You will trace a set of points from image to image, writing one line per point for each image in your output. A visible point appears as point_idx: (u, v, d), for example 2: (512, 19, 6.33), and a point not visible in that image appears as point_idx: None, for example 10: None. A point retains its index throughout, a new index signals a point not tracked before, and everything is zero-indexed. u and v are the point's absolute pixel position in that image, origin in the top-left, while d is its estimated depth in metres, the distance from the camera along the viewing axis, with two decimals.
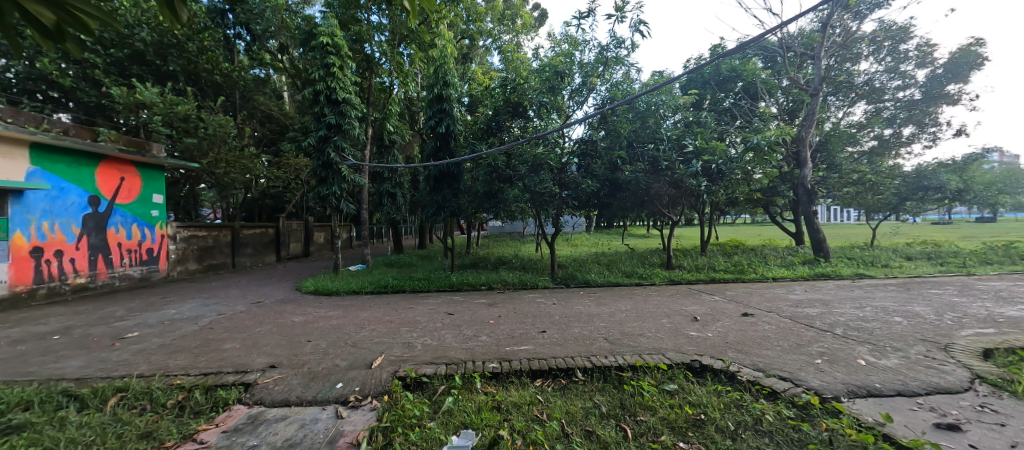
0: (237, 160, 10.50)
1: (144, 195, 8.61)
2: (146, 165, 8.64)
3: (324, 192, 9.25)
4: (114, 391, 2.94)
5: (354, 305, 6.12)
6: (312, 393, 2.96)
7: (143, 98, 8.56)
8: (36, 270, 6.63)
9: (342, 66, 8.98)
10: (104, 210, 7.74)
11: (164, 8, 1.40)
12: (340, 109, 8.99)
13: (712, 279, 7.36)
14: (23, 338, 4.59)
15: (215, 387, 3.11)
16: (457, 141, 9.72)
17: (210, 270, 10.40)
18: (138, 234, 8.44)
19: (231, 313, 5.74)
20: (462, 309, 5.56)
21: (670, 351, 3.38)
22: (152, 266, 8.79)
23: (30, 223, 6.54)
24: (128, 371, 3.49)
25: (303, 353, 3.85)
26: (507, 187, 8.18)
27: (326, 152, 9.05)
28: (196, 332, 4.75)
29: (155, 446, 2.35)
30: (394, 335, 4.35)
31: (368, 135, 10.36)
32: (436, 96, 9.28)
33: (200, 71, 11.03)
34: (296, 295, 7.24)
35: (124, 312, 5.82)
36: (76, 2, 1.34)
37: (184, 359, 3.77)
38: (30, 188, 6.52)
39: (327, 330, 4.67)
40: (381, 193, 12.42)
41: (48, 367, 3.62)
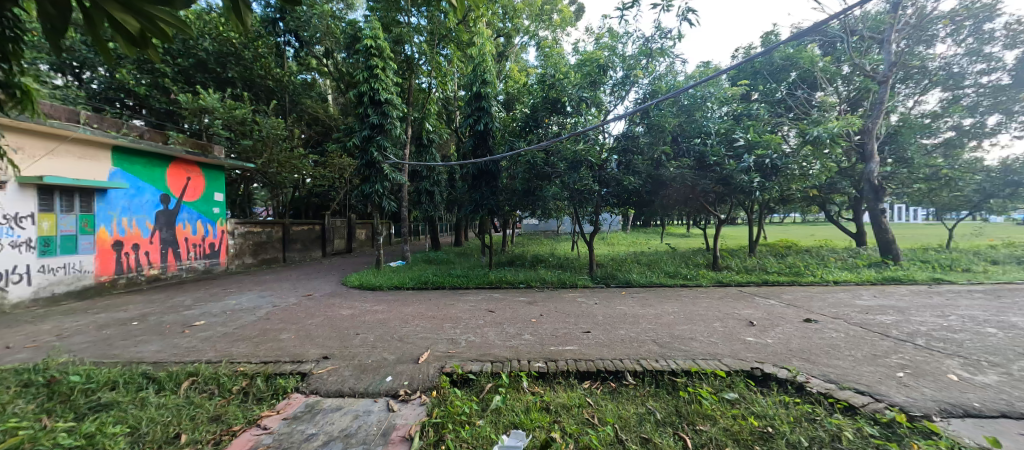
0: (288, 161, 10.99)
1: (207, 194, 9.28)
2: (209, 166, 9.32)
3: (367, 191, 9.56)
4: (186, 375, 3.16)
5: (398, 301, 6.29)
6: (363, 385, 3.04)
7: (206, 103, 9.28)
8: (117, 262, 7.32)
9: (384, 68, 9.22)
10: (174, 207, 8.41)
11: (228, 10, 1.47)
12: (382, 109, 9.26)
13: (764, 281, 6.93)
14: (109, 323, 5.07)
15: (274, 376, 3.28)
16: (495, 139, 9.71)
17: (264, 264, 11.06)
18: (202, 229, 9.13)
19: (285, 305, 6.05)
20: (502, 307, 5.55)
21: (727, 357, 3.19)
22: (214, 260, 9.47)
23: (113, 219, 7.22)
24: (198, 357, 3.75)
25: (353, 346, 3.98)
26: (546, 184, 8.07)
27: (369, 152, 9.36)
28: (255, 322, 5.06)
29: (225, 429, 2.50)
30: (438, 331, 4.42)
31: (408, 134, 10.61)
32: (475, 94, 9.36)
33: (255, 76, 11.71)
34: (342, 289, 7.55)
35: (192, 302, 6.30)
36: (157, 12, 1.46)
37: (245, 347, 4.01)
38: (113, 187, 7.20)
39: (374, 324, 4.81)
40: (420, 192, 12.69)
41: (131, 351, 3.97)
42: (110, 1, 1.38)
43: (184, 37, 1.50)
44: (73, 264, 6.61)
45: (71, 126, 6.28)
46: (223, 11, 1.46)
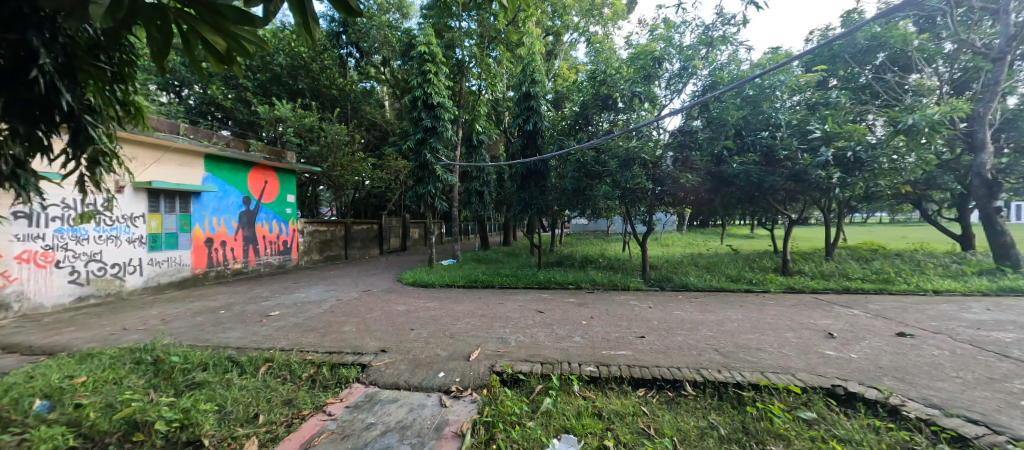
0: (349, 164, 11.70)
1: (281, 195, 10.17)
2: (282, 170, 10.20)
3: (421, 191, 9.94)
4: (263, 361, 3.48)
5: (450, 298, 6.46)
6: (418, 379, 3.15)
7: (280, 114, 10.36)
8: (208, 257, 8.24)
9: (437, 72, 9.54)
10: (253, 208, 9.30)
11: (298, 25, 1.56)
12: (435, 112, 9.58)
13: (844, 288, 6.23)
14: (201, 311, 5.72)
15: (338, 365, 3.50)
16: (544, 138, 9.67)
17: (329, 260, 11.91)
18: (277, 228, 10.02)
19: (347, 299, 6.46)
20: (552, 308, 5.50)
21: (802, 372, 2.90)
22: (286, 256, 10.36)
23: (205, 218, 8.14)
24: (273, 344, 4.11)
25: (408, 341, 4.15)
26: (597, 183, 7.88)
27: (423, 154, 9.73)
28: (321, 314, 5.45)
29: (296, 413, 2.71)
30: (489, 329, 4.47)
31: (459, 136, 10.89)
32: (524, 94, 9.40)
33: (322, 87, 12.64)
34: (398, 286, 7.91)
35: (268, 294, 6.93)
36: (241, 31, 1.61)
37: (313, 337, 4.32)
38: (205, 190, 8.10)
39: (427, 321, 4.98)
40: (470, 192, 12.98)
41: (219, 336, 4.44)
42: (201, 22, 1.56)
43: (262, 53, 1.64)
44: (174, 258, 7.54)
45: (173, 137, 7.13)
46: (295, 26, 1.58)
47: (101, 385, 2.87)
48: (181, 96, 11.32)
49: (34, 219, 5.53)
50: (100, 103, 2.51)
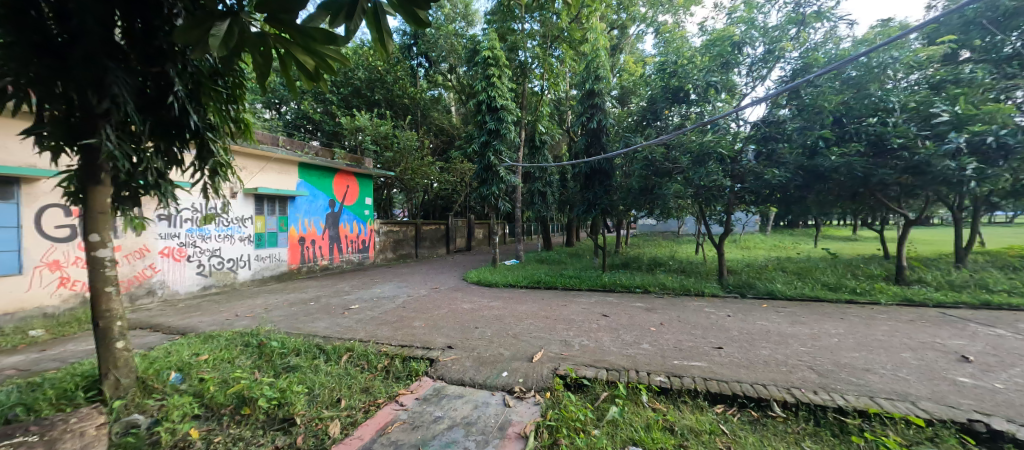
0: (420, 168, 12.34)
1: (360, 198, 11.07)
2: (361, 175, 11.07)
3: (485, 193, 10.18)
4: (345, 350, 3.79)
5: (513, 298, 6.52)
6: (482, 377, 3.22)
7: (359, 124, 11.39)
8: (300, 254, 9.23)
9: (500, 76, 9.70)
10: (337, 210, 10.22)
11: (374, 40, 1.66)
12: (498, 115, 9.75)
13: (981, 302, 5.17)
14: (295, 302, 6.42)
15: (409, 358, 3.70)
16: (609, 136, 9.37)
17: (401, 258, 12.71)
18: (356, 228, 10.92)
19: (417, 296, 6.83)
20: (617, 311, 5.30)
21: (924, 401, 2.45)
22: (365, 254, 11.25)
23: (298, 219, 9.12)
24: (353, 335, 4.48)
25: (473, 339, 4.26)
26: (667, 181, 7.43)
27: (487, 156, 9.94)
28: (394, 309, 5.82)
29: (372, 401, 2.91)
30: (552, 331, 4.43)
31: (522, 137, 10.96)
32: (588, 91, 9.18)
33: (395, 97, 13.51)
34: (463, 284, 8.18)
35: (349, 289, 7.57)
36: (327, 50, 1.76)
37: (386, 330, 4.63)
38: (298, 194, 9.09)
39: (491, 319, 5.08)
40: (533, 193, 13.02)
41: (308, 325, 4.94)
42: (294, 44, 1.74)
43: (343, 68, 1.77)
44: (274, 255, 8.56)
45: (273, 148, 8.10)
46: (373, 42, 1.68)
47: (218, 363, 3.34)
48: (280, 112, 12.81)
49: (172, 220, 6.61)
50: (218, 121, 2.95)
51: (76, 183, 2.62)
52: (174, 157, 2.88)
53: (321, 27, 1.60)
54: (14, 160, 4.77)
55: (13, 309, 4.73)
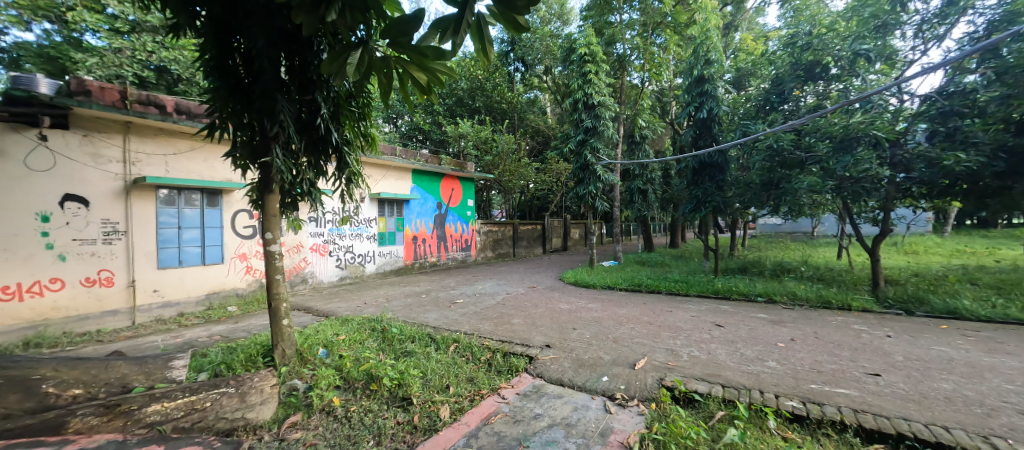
0: (517, 169, 12.92)
1: (464, 200, 11.86)
2: (464, 178, 11.86)
3: (582, 192, 10.05)
4: (452, 341, 4.11)
5: (612, 301, 6.32)
6: (581, 380, 3.18)
7: (463, 130, 12.25)
8: (413, 251, 10.27)
9: (597, 71, 9.48)
10: (443, 211, 11.12)
11: (478, 49, 1.78)
12: (595, 112, 9.53)
13: None
14: (410, 294, 7.18)
15: (510, 354, 3.85)
16: (722, 126, 8.47)
17: (499, 257, 13.29)
18: (460, 228, 11.73)
19: (515, 294, 7.07)
20: (733, 322, 4.76)
21: None
22: (467, 252, 12.03)
23: (411, 220, 10.16)
24: (459, 327, 4.83)
25: (571, 339, 4.25)
26: (797, 174, 6.42)
27: (583, 155, 9.79)
28: (495, 305, 6.11)
29: (477, 390, 3.11)
30: (656, 339, 4.17)
31: (620, 133, 10.55)
32: (696, 78, 8.43)
33: (494, 103, 14.15)
34: (560, 284, 8.20)
35: (455, 285, 8.18)
36: (438, 65, 1.94)
37: (488, 325, 4.88)
38: (412, 198, 10.11)
39: (589, 321, 4.99)
40: (632, 191, 12.45)
41: (421, 316, 5.48)
42: (410, 63, 1.95)
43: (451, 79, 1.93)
44: (393, 251, 9.68)
45: (391, 157, 9.11)
46: (476, 52, 1.79)
47: (352, 343, 3.91)
48: (396, 125, 14.21)
49: (318, 221, 7.92)
50: (351, 137, 3.46)
51: (256, 192, 3.32)
52: (320, 169, 3.46)
53: (431, 45, 1.77)
54: (219, 176, 6.25)
55: (218, 289, 6.20)
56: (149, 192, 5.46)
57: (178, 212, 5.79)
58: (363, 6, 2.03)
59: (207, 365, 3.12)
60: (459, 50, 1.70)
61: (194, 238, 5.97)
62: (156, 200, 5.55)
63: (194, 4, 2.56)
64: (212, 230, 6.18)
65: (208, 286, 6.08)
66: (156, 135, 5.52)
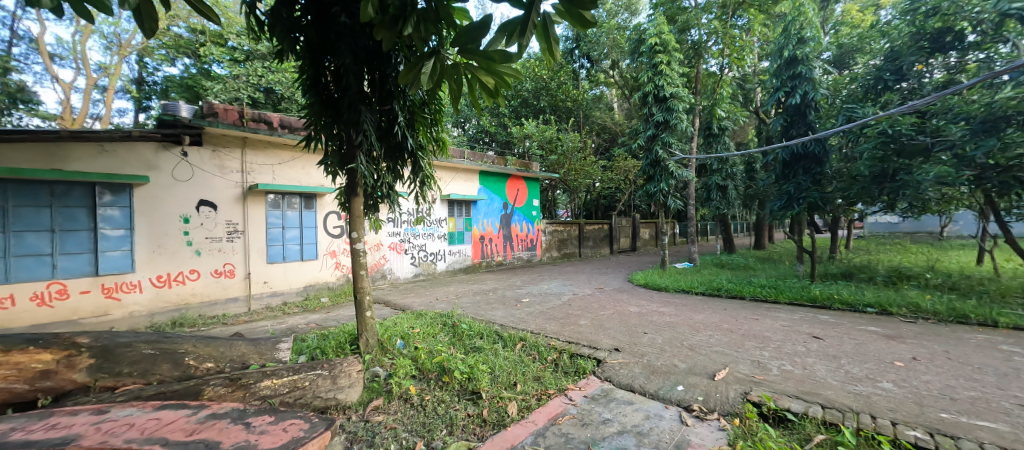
0: (582, 168, 12.74)
1: (529, 200, 11.95)
2: (530, 178, 11.94)
3: (652, 190, 9.58)
4: (518, 339, 4.17)
5: (687, 305, 5.93)
6: (654, 387, 3.04)
7: (528, 131, 12.35)
8: (481, 250, 10.60)
9: (669, 61, 8.97)
10: (509, 211, 11.32)
11: (543, 47, 1.79)
12: (667, 105, 9.00)
13: None
14: (478, 292, 7.43)
15: (576, 355, 3.81)
16: (820, 112, 7.51)
17: (565, 257, 13.18)
18: (525, 228, 11.84)
19: (582, 294, 6.96)
20: (834, 334, 4.20)
21: None
22: (532, 252, 12.11)
23: (479, 220, 10.51)
24: (525, 326, 4.88)
25: (642, 344, 4.07)
26: (919, 164, 5.54)
27: (654, 150, 9.31)
28: (561, 305, 6.07)
29: (544, 389, 3.12)
30: (739, 348, 3.84)
31: (695, 126, 9.86)
32: (787, 60, 7.58)
33: (559, 102, 14.04)
34: (629, 286, 7.90)
35: (521, 284, 8.29)
36: (504, 68, 1.98)
37: (554, 325, 4.87)
38: (479, 198, 10.44)
39: (662, 326, 4.75)
40: (709, 188, 11.57)
41: (489, 313, 5.64)
42: (478, 68, 2.01)
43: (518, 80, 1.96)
44: (462, 250, 10.08)
45: (460, 160, 9.48)
46: (542, 52, 1.80)
47: (426, 336, 4.16)
48: (464, 129, 14.68)
49: (395, 222, 8.52)
50: (424, 141, 3.67)
51: (344, 196, 3.65)
52: (397, 173, 3.70)
53: (498, 49, 1.81)
54: (314, 182, 7.03)
55: (313, 282, 6.97)
56: (260, 197, 6.32)
57: (282, 214, 6.62)
58: (435, 17, 2.15)
59: (306, 349, 3.54)
60: (526, 51, 1.72)
61: (295, 236, 6.78)
62: (265, 204, 6.40)
63: (294, 31, 2.90)
64: (309, 229, 6.96)
65: (306, 279, 6.87)
66: (266, 148, 6.38)
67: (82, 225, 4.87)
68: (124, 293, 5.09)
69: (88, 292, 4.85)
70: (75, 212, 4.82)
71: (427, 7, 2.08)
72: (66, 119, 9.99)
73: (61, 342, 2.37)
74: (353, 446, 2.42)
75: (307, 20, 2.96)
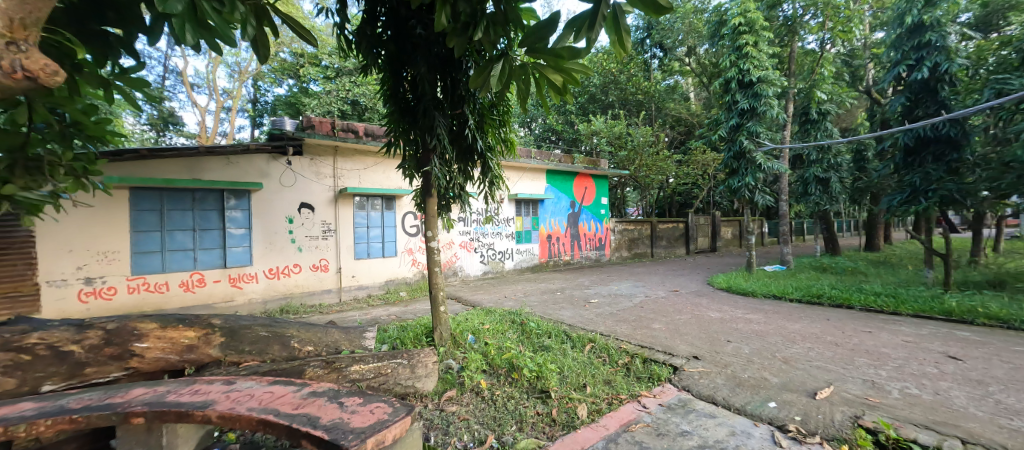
0: (655, 163, 12.11)
1: (598, 198, 11.64)
2: (598, 176, 11.63)
3: (736, 185, 8.78)
4: (588, 340, 4.08)
5: (778, 313, 5.33)
6: (740, 401, 2.79)
7: (596, 127, 12.05)
8: (548, 249, 10.59)
9: (756, 42, 8.13)
10: (577, 210, 11.15)
11: (613, 40, 1.73)
12: (754, 91, 8.13)
13: None
14: (546, 291, 7.44)
15: (650, 361, 3.63)
16: (956, 87, 6.26)
17: (636, 257, 12.64)
18: (594, 227, 11.56)
19: (655, 297, 6.60)
20: (978, 355, 3.48)
21: None
22: (601, 252, 11.78)
23: (546, 219, 10.51)
24: (595, 327, 4.77)
25: (725, 353, 3.75)
26: None
27: (738, 141, 8.51)
28: (632, 307, 5.83)
29: (616, 394, 3.01)
30: (846, 365, 3.36)
31: (789, 112, 8.81)
32: (911, 27, 6.44)
33: (629, 95, 13.45)
34: (709, 289, 7.32)
35: (590, 284, 8.12)
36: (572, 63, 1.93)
37: (626, 328, 4.69)
38: (547, 197, 10.42)
39: (748, 335, 4.33)
40: (806, 181, 10.28)
41: (557, 313, 5.60)
42: (546, 67, 1.99)
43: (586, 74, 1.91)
44: (530, 249, 10.17)
45: (527, 159, 9.54)
46: (612, 45, 1.73)
47: (496, 332, 4.26)
48: (531, 129, 14.72)
49: (466, 221, 8.86)
50: (493, 142, 3.75)
51: (420, 197, 3.88)
52: (468, 174, 3.83)
53: (566, 45, 1.78)
54: (394, 184, 7.59)
55: (393, 277, 7.53)
56: (348, 199, 6.98)
57: (367, 215, 7.25)
58: (503, 19, 2.19)
59: (387, 339, 3.84)
60: (595, 45, 1.68)
61: (378, 235, 7.39)
62: (353, 205, 7.06)
63: (376, 46, 3.22)
64: (389, 228, 7.54)
65: (387, 274, 7.44)
66: (353, 154, 7.03)
67: (214, 224, 5.76)
68: (245, 283, 5.96)
69: (219, 281, 5.76)
70: (209, 214, 5.73)
71: (496, 10, 2.13)
72: (202, 136, 11.98)
73: (200, 322, 2.84)
74: (430, 433, 2.58)
75: (387, 35, 3.23)
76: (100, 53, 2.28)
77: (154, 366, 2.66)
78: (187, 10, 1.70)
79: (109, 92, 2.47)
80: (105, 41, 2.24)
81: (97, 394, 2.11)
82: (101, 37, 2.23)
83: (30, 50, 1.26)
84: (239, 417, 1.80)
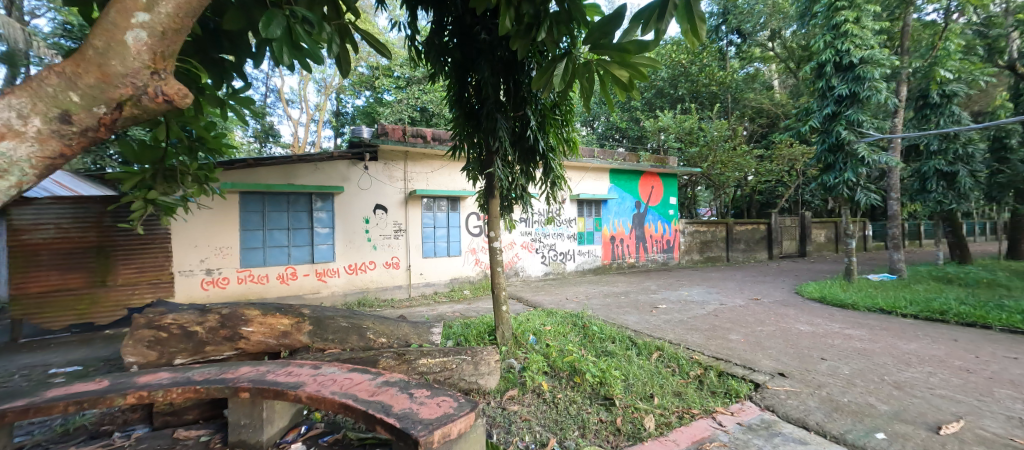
0: (731, 159, 11.19)
1: (665, 197, 11.00)
2: (666, 174, 11.01)
3: (831, 182, 7.81)
4: (655, 348, 3.87)
5: (887, 329, 4.62)
6: (838, 428, 2.46)
7: (664, 123, 11.42)
8: (612, 251, 10.27)
9: (858, 18, 7.14)
10: (642, 210, 10.65)
11: (685, 28, 1.63)
12: (855, 74, 7.11)
13: None
14: (609, 294, 7.24)
15: (727, 374, 3.36)
16: None
17: (708, 261, 11.79)
18: (661, 228, 10.97)
19: (732, 305, 6.06)
20: None
21: None
22: (670, 254, 11.14)
23: (610, 220, 10.19)
24: (663, 335, 4.51)
25: (818, 372, 3.34)
26: None
27: (834, 131, 7.51)
28: (705, 316, 5.42)
29: (686, 408, 2.83)
30: (980, 397, 2.80)
31: (902, 95, 7.57)
32: None
33: (701, 87, 12.43)
34: (797, 298, 6.59)
35: (657, 288, 7.74)
36: (640, 57, 1.84)
37: (698, 337, 4.38)
38: (610, 197, 10.10)
39: (849, 353, 3.79)
40: (923, 176, 8.80)
41: (621, 317, 5.40)
42: (611, 63, 1.91)
43: (655, 68, 1.81)
44: (592, 251, 9.93)
45: (590, 159, 9.34)
46: (685, 34, 1.64)
47: (557, 334, 4.21)
48: (593, 127, 14.31)
49: (528, 222, 8.93)
50: (555, 142, 3.71)
51: (483, 198, 3.93)
52: (529, 174, 3.80)
53: (633, 39, 1.72)
54: (459, 186, 7.89)
55: (457, 275, 7.84)
56: (417, 200, 7.38)
57: (433, 215, 7.63)
58: (567, 18, 2.18)
59: (452, 335, 3.99)
60: (664, 36, 1.61)
61: (443, 235, 7.74)
62: (421, 206, 7.45)
63: (443, 54, 3.36)
64: (454, 228, 7.86)
65: (451, 273, 7.77)
66: (422, 158, 7.43)
67: (304, 224, 6.44)
68: (329, 277, 6.59)
69: (307, 274, 6.41)
70: (300, 214, 6.41)
71: (559, 10, 2.13)
72: (294, 145, 13.49)
73: (292, 311, 3.14)
74: (492, 430, 2.62)
75: (453, 43, 3.36)
76: (217, 77, 2.66)
77: (257, 348, 3.03)
78: (285, 34, 1.88)
79: (225, 110, 2.88)
80: (220, 66, 2.62)
81: (214, 369, 2.46)
82: (218, 63, 2.61)
83: (168, 77, 1.48)
84: (324, 399, 1.98)
